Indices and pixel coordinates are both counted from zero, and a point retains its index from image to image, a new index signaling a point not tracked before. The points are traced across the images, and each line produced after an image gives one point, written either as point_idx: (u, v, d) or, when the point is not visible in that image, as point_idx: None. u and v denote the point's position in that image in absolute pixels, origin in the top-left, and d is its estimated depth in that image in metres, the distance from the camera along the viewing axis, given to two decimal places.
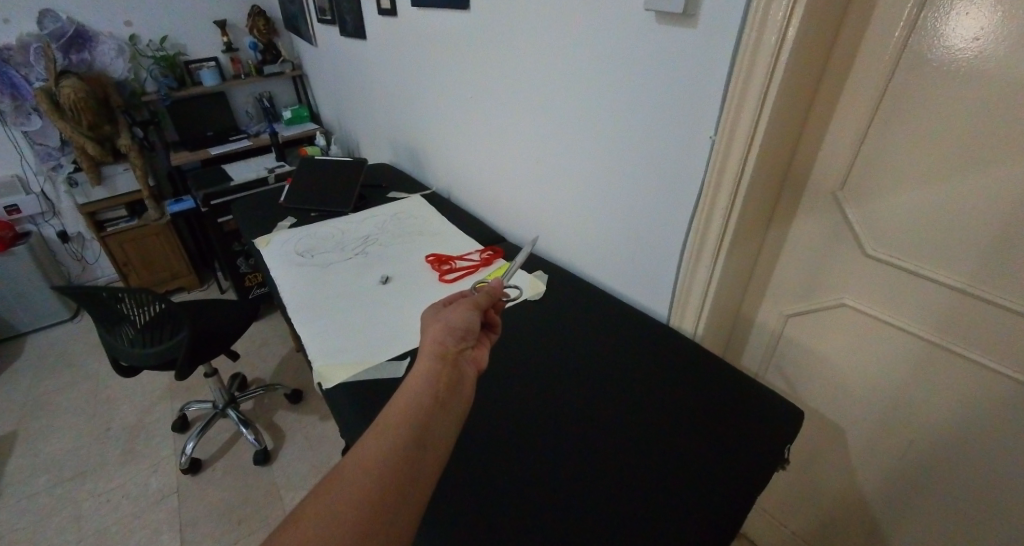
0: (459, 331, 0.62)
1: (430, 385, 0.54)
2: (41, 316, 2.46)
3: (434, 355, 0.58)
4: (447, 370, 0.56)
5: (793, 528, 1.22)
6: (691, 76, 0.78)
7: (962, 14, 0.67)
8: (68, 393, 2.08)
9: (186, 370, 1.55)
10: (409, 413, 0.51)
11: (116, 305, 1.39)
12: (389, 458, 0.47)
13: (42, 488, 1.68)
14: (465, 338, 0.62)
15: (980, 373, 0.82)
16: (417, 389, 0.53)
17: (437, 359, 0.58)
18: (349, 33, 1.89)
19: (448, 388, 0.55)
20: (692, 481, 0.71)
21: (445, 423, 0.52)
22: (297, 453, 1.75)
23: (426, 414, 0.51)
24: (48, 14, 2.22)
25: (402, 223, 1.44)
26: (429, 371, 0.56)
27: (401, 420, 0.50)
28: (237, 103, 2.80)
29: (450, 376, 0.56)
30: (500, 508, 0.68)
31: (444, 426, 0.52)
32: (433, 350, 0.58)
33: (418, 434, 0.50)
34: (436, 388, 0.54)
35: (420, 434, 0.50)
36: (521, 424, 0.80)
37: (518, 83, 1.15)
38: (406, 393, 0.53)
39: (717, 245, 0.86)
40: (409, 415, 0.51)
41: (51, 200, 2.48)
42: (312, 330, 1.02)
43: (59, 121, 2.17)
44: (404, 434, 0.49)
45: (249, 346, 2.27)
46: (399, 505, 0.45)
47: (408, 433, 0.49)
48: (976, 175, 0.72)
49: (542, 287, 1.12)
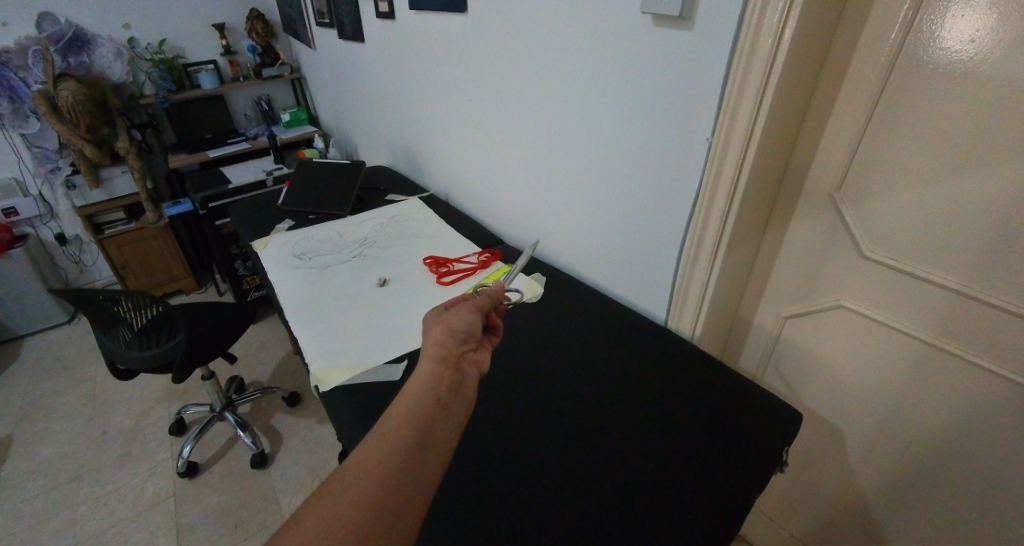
0: (461, 335, 0.62)
1: (431, 388, 0.54)
2: (39, 319, 2.46)
3: (436, 358, 0.57)
4: (449, 373, 0.56)
5: (792, 531, 1.22)
6: (688, 79, 0.78)
7: (957, 17, 0.67)
8: (65, 396, 2.08)
9: (183, 373, 1.55)
10: (411, 417, 0.50)
11: (113, 308, 1.39)
12: (390, 462, 0.46)
13: (38, 492, 1.67)
14: (467, 341, 0.61)
15: (980, 376, 0.81)
16: (419, 393, 0.53)
17: (439, 361, 0.57)
18: (347, 37, 1.89)
19: (449, 392, 0.54)
20: (688, 484, 0.71)
21: (446, 428, 0.52)
22: (294, 456, 1.74)
23: (428, 417, 0.51)
24: (46, 17, 2.20)
25: (400, 226, 1.44)
26: (431, 374, 0.55)
27: (402, 423, 0.50)
28: (236, 106, 2.80)
29: (452, 379, 0.56)
30: (496, 511, 0.67)
31: (445, 430, 0.52)
32: (435, 353, 0.58)
33: (419, 438, 0.49)
34: (438, 391, 0.54)
35: (422, 438, 0.49)
36: (518, 427, 0.80)
37: (515, 86, 1.16)
38: (408, 397, 0.53)
39: (714, 248, 0.86)
40: (410, 419, 0.50)
41: (48, 203, 2.47)
42: (309, 333, 1.01)
43: (57, 124, 2.17)
44: (406, 437, 0.49)
45: (246, 349, 2.27)
46: (400, 510, 0.45)
47: (410, 437, 0.49)
48: (973, 176, 0.72)
49: (540, 289, 1.12)
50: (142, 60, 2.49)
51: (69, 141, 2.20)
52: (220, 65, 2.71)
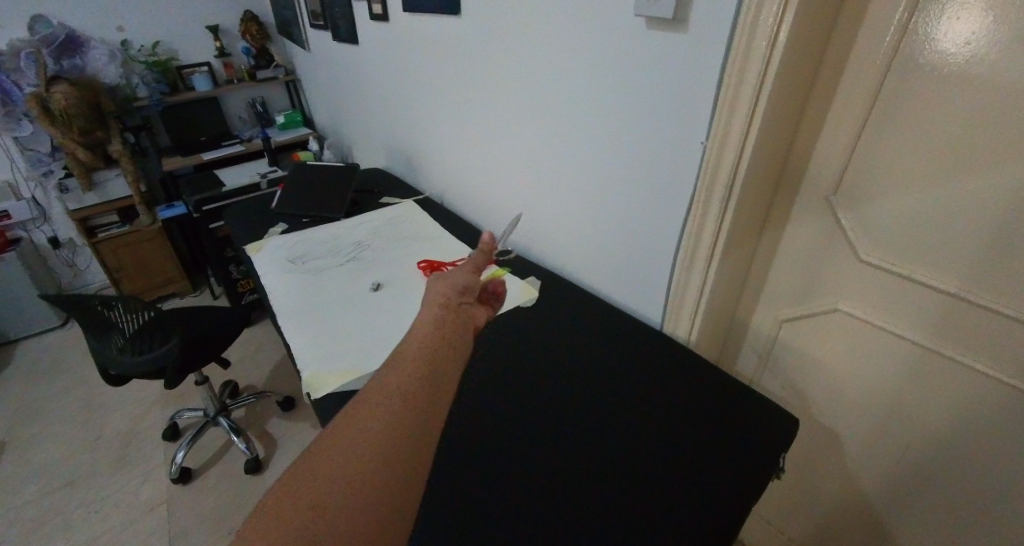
0: (456, 293, 0.58)
1: (432, 332, 0.52)
2: (31, 323, 2.43)
3: (436, 305, 0.56)
4: (450, 315, 0.54)
5: (790, 535, 1.21)
6: (682, 82, 0.78)
7: (953, 18, 0.67)
8: (58, 401, 2.05)
9: (176, 378, 1.53)
10: (412, 359, 0.48)
11: (105, 313, 1.37)
12: (398, 396, 0.45)
13: (29, 498, 1.65)
14: (463, 299, 0.58)
15: (979, 380, 0.81)
16: (409, 354, 0.49)
17: (439, 307, 0.56)
18: (341, 39, 1.88)
19: (452, 330, 0.53)
20: (687, 490, 0.70)
21: (451, 362, 0.50)
22: (288, 462, 1.73)
23: (433, 352, 0.49)
24: (39, 19, 2.20)
25: (395, 229, 1.43)
26: (433, 318, 0.54)
27: (406, 360, 0.48)
28: (230, 108, 2.79)
29: (453, 320, 0.54)
30: (491, 519, 0.66)
31: (449, 369, 0.49)
32: (434, 302, 0.56)
33: (424, 371, 0.47)
34: (434, 341, 0.50)
35: (428, 370, 0.47)
36: (513, 433, 0.79)
37: (510, 87, 1.15)
38: (411, 339, 0.51)
39: (710, 251, 0.85)
40: (415, 355, 0.49)
41: (42, 206, 2.45)
42: (302, 338, 1.00)
43: (49, 127, 2.16)
44: (411, 371, 0.47)
45: (240, 353, 2.25)
46: (392, 479, 0.41)
47: (416, 370, 0.47)
48: (969, 179, 0.71)
49: (534, 293, 1.11)
50: (136, 62, 2.47)
51: (62, 144, 2.19)
52: (214, 68, 2.69)
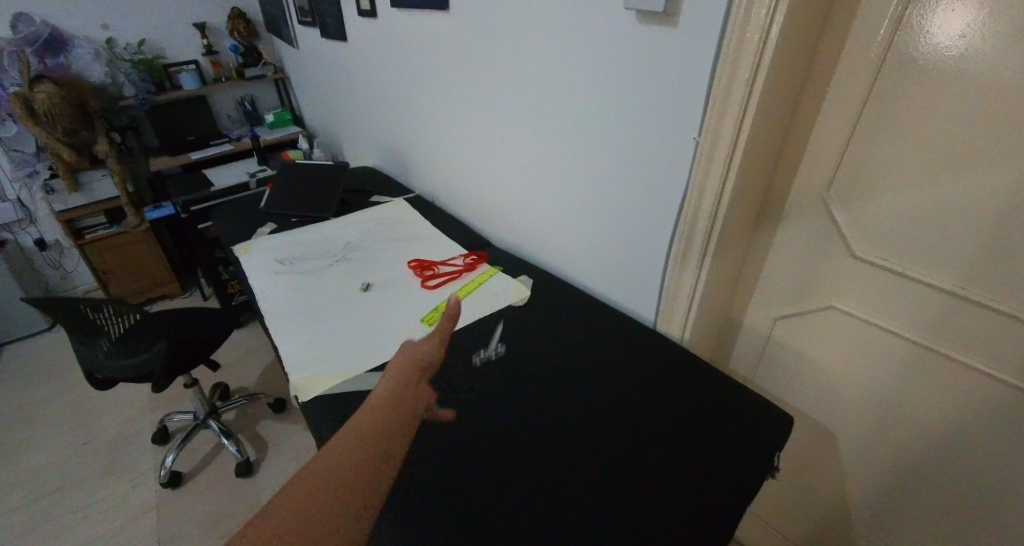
0: (424, 361, 0.55)
1: (386, 413, 0.51)
2: (18, 326, 2.39)
3: (396, 380, 0.54)
4: (407, 395, 0.53)
5: (785, 533, 1.21)
6: (673, 79, 0.77)
7: (947, 12, 0.66)
8: (45, 406, 2.02)
9: (163, 382, 1.50)
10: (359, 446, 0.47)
11: (90, 316, 1.34)
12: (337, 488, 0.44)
13: (16, 505, 1.62)
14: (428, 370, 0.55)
15: (973, 376, 0.81)
16: (375, 419, 0.50)
17: (399, 383, 0.54)
18: (330, 36, 1.86)
19: (403, 414, 0.52)
20: (681, 491, 0.69)
21: (396, 451, 0.49)
22: (280, 465, 1.71)
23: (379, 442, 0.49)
24: (21, 17, 2.16)
25: (386, 229, 1.41)
26: (390, 395, 0.53)
27: (353, 446, 0.47)
28: (219, 108, 2.75)
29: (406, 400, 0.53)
30: (484, 524, 0.65)
31: (395, 457, 0.49)
32: (397, 375, 0.54)
33: (367, 462, 0.47)
34: (383, 430, 0.49)
35: (373, 461, 0.47)
36: (506, 435, 0.78)
37: (500, 85, 1.13)
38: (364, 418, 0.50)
39: (703, 250, 0.84)
40: (362, 440, 0.48)
41: (27, 207, 2.39)
42: (291, 341, 0.98)
43: (33, 127, 2.11)
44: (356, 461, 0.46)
45: (231, 355, 2.22)
46: None
47: (360, 459, 0.47)
48: (963, 176, 0.71)
49: (526, 293, 1.09)
50: (121, 61, 2.43)
51: (47, 144, 2.14)
52: (202, 66, 2.65)
